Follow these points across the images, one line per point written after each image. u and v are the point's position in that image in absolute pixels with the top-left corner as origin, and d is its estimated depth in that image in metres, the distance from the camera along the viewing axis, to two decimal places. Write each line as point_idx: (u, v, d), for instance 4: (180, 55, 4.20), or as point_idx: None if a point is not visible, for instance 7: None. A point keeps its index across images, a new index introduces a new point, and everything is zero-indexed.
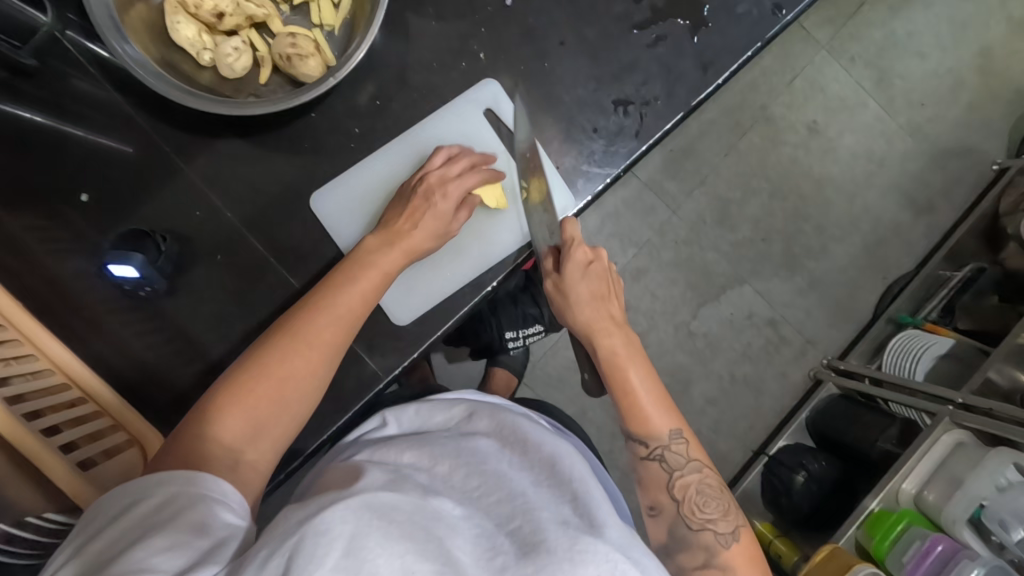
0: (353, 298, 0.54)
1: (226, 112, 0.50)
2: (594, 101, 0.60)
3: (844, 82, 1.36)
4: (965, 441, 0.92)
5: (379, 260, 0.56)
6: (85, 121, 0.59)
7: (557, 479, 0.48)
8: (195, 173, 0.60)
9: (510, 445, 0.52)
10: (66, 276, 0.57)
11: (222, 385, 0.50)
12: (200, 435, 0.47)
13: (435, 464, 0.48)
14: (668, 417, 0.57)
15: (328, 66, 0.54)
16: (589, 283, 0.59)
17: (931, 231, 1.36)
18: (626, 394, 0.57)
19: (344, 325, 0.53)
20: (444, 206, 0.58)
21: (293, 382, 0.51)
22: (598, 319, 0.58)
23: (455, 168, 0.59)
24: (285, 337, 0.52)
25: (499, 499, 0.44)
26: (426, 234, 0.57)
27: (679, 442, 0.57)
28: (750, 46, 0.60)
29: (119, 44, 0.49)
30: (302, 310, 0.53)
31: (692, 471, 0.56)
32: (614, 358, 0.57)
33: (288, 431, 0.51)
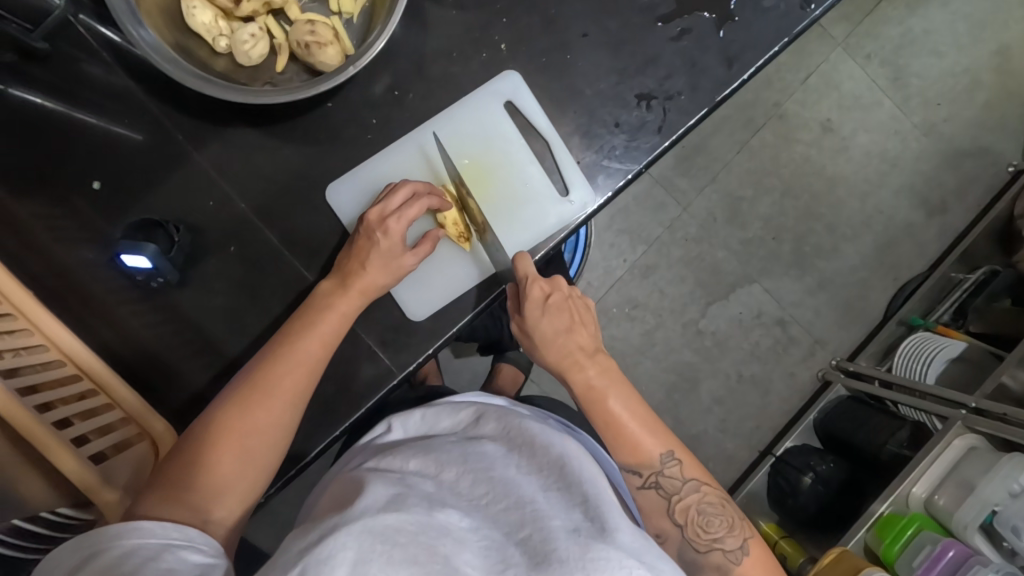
0: (317, 340, 0.52)
1: (243, 101, 0.49)
2: (616, 95, 0.59)
3: (859, 80, 1.35)
4: (978, 446, 0.92)
5: (338, 302, 0.54)
6: (98, 108, 0.58)
7: (566, 482, 0.47)
8: (207, 161, 0.59)
9: (517, 446, 0.52)
10: (74, 264, 0.56)
11: (179, 449, 0.48)
12: (157, 500, 0.45)
13: (441, 471, 0.48)
14: (659, 439, 0.55)
15: (347, 54, 0.53)
16: (550, 319, 0.57)
17: (944, 233, 1.34)
18: (610, 424, 0.55)
19: (305, 371, 0.52)
20: (393, 242, 0.56)
21: (253, 435, 0.49)
22: (563, 356, 0.57)
23: (394, 202, 0.57)
24: (246, 387, 0.50)
25: (507, 507, 0.44)
26: (378, 272, 0.55)
27: (673, 465, 0.55)
28: (777, 41, 0.59)
29: (134, 28, 0.47)
30: (261, 361, 0.51)
31: (691, 491, 0.55)
32: (588, 393, 0.56)
33: (256, 483, 0.50)
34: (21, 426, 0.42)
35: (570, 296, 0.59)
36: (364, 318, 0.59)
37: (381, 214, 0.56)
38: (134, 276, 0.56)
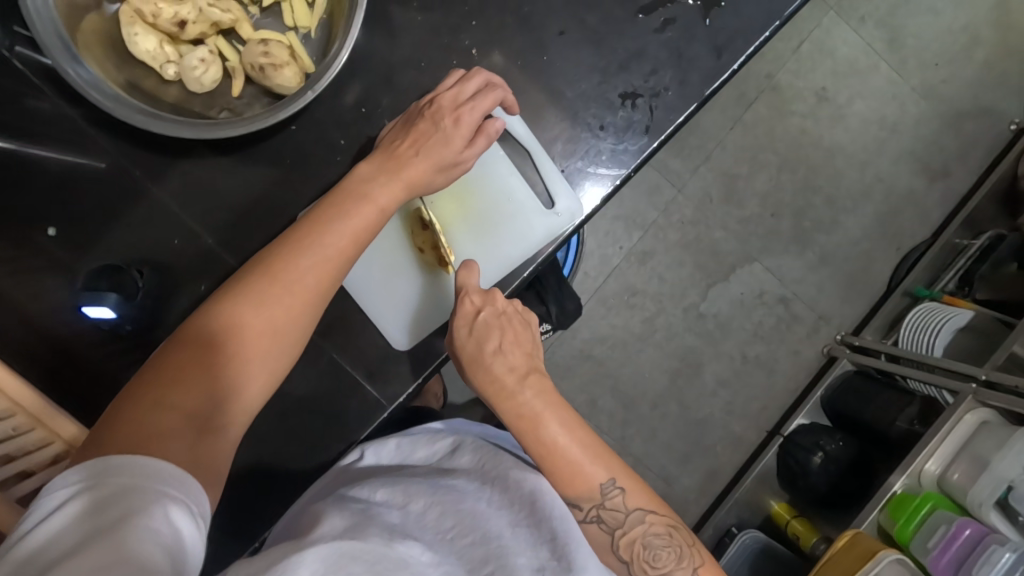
0: (345, 241, 0.50)
1: (197, 135, 0.46)
2: (599, 95, 0.55)
3: (854, 44, 1.30)
4: (990, 420, 0.90)
5: (376, 194, 0.51)
6: (47, 141, 0.54)
7: (536, 518, 0.48)
8: (167, 191, 0.56)
9: (491, 479, 0.51)
10: (40, 312, 0.53)
11: (188, 334, 0.45)
12: (160, 396, 0.42)
13: (409, 502, 0.48)
14: (602, 467, 0.51)
15: (306, 73, 0.50)
16: (480, 339, 0.53)
17: (947, 198, 1.31)
18: (548, 453, 0.51)
19: (329, 272, 0.49)
20: (454, 135, 0.52)
21: (269, 334, 0.47)
22: (491, 380, 0.53)
23: (469, 88, 0.53)
24: (257, 279, 0.47)
25: (472, 542, 0.45)
26: (426, 166, 0.52)
27: (614, 495, 0.51)
28: (768, 26, 0.55)
29: (71, 66, 0.44)
30: (282, 252, 0.48)
31: (635, 523, 0.51)
32: (519, 422, 0.52)
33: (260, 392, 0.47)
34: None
35: (506, 313, 0.55)
36: (348, 350, 0.57)
37: (455, 99, 0.52)
38: (100, 324, 0.53)
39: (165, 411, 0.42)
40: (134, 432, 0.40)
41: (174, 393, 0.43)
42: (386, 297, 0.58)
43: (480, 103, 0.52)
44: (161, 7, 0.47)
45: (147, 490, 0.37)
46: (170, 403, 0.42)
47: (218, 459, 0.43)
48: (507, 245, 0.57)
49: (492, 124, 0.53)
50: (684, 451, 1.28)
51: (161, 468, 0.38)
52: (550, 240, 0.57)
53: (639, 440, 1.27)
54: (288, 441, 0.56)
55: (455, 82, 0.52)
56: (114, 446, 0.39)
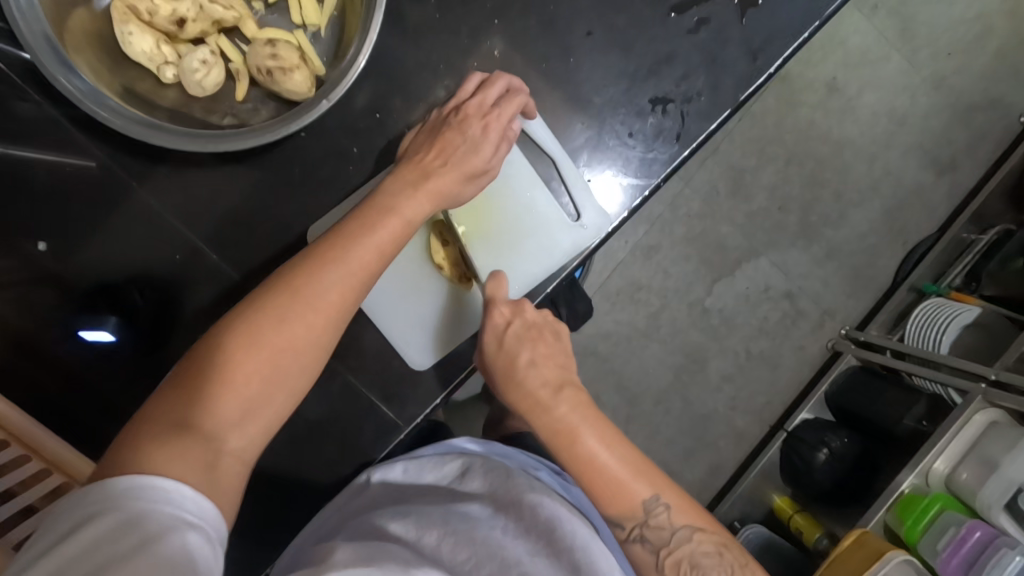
0: (369, 253, 0.47)
1: (204, 148, 0.43)
2: (628, 101, 0.53)
3: (866, 33, 1.27)
4: (999, 421, 0.89)
5: (401, 205, 0.48)
6: (31, 146, 0.50)
7: (555, 547, 0.46)
8: (157, 197, 0.53)
9: (504, 506, 0.50)
10: (29, 327, 0.48)
11: (207, 350, 0.43)
12: (177, 415, 0.41)
13: (421, 535, 0.46)
14: (642, 480, 0.48)
15: (317, 76, 0.46)
16: (509, 351, 0.51)
17: (955, 192, 1.29)
18: (586, 470, 0.48)
19: (351, 286, 0.46)
20: (483, 144, 0.50)
21: (289, 352, 0.44)
22: (524, 397, 0.51)
23: (495, 94, 0.50)
24: (276, 294, 0.44)
25: (491, 573, 0.43)
26: (452, 175, 0.49)
27: (658, 512, 0.48)
28: (807, 27, 0.52)
29: (65, 76, 0.41)
30: (304, 264, 0.46)
31: (682, 542, 0.48)
32: (556, 437, 0.49)
33: (280, 411, 0.44)
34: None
35: (537, 325, 0.53)
36: (362, 369, 0.54)
37: (481, 107, 0.50)
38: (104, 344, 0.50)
39: (179, 431, 0.40)
40: (146, 453, 0.38)
41: (190, 411, 0.41)
42: (403, 316, 0.55)
43: (507, 111, 0.50)
44: (159, 5, 0.44)
45: (158, 517, 0.36)
46: (185, 422, 0.40)
47: (230, 483, 0.41)
48: (533, 257, 0.54)
49: (515, 124, 0.50)
50: (687, 446, 1.28)
51: (178, 491, 0.37)
52: (570, 257, 0.55)
53: (642, 436, 1.27)
54: (300, 465, 0.54)
55: (485, 87, 0.50)
56: (125, 467, 0.37)
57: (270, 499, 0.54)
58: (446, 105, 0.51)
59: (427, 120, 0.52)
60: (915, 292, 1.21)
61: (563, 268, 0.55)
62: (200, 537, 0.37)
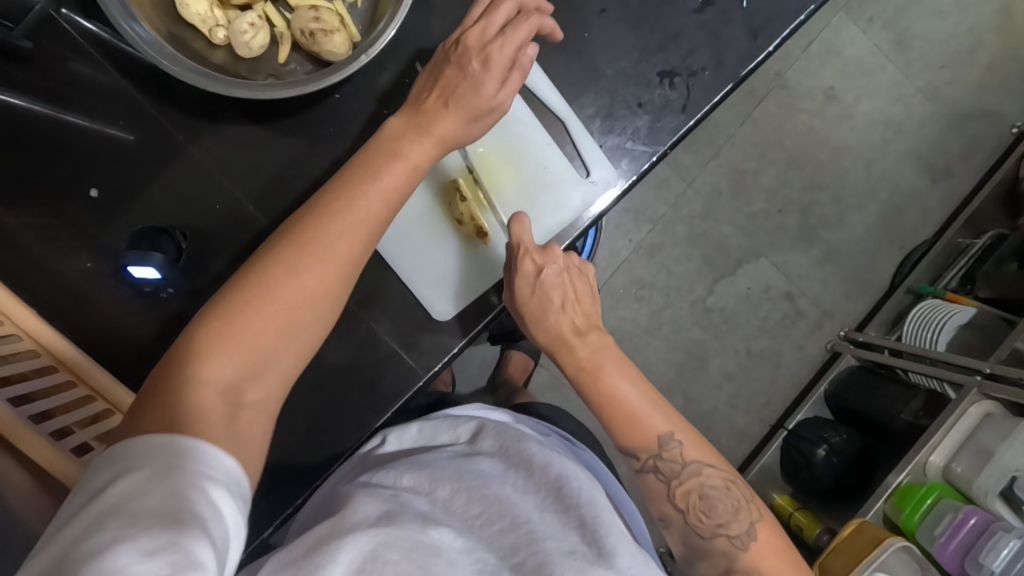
0: (373, 205, 0.49)
1: (249, 96, 0.46)
2: (637, 74, 0.56)
3: (862, 45, 1.32)
4: (994, 412, 0.92)
5: (408, 150, 0.51)
6: (88, 110, 0.54)
7: (563, 504, 0.49)
8: (204, 155, 0.56)
9: (515, 464, 0.52)
10: (76, 280, 0.54)
11: (217, 309, 0.44)
12: (193, 372, 0.42)
13: (434, 489, 0.49)
14: (660, 417, 0.53)
15: (353, 41, 0.50)
16: (541, 295, 0.55)
17: (950, 198, 1.33)
18: (608, 403, 0.54)
19: (358, 237, 0.48)
20: (484, 79, 0.51)
21: (301, 305, 0.46)
22: (553, 336, 0.56)
23: (496, 20, 0.51)
24: (285, 253, 0.46)
25: (501, 529, 0.46)
26: (458, 114, 0.52)
27: (671, 448, 0.53)
28: (804, 10, 0.56)
29: (128, 24, 0.45)
30: (312, 222, 0.48)
31: (692, 474, 0.53)
32: (581, 373, 0.55)
33: (296, 358, 0.47)
34: (15, 438, 0.39)
35: (567, 269, 0.56)
36: (383, 319, 0.57)
37: (482, 40, 0.51)
38: (141, 287, 0.54)
39: (198, 389, 0.41)
40: (163, 416, 0.39)
41: (206, 368, 0.42)
42: (425, 271, 0.59)
43: (516, 39, 0.51)
44: None
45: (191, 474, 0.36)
46: (204, 380, 0.42)
47: (255, 429, 0.43)
48: (545, 214, 0.59)
49: (527, 53, 0.51)
50: None
51: (201, 448, 0.38)
52: (579, 216, 0.59)
53: None
54: (322, 411, 0.57)
55: (486, 19, 0.51)
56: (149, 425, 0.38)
57: (296, 445, 0.56)
58: (450, 38, 0.53)
59: (433, 57, 0.54)
60: (911, 292, 1.24)
61: (573, 225, 0.59)
62: (223, 492, 0.37)
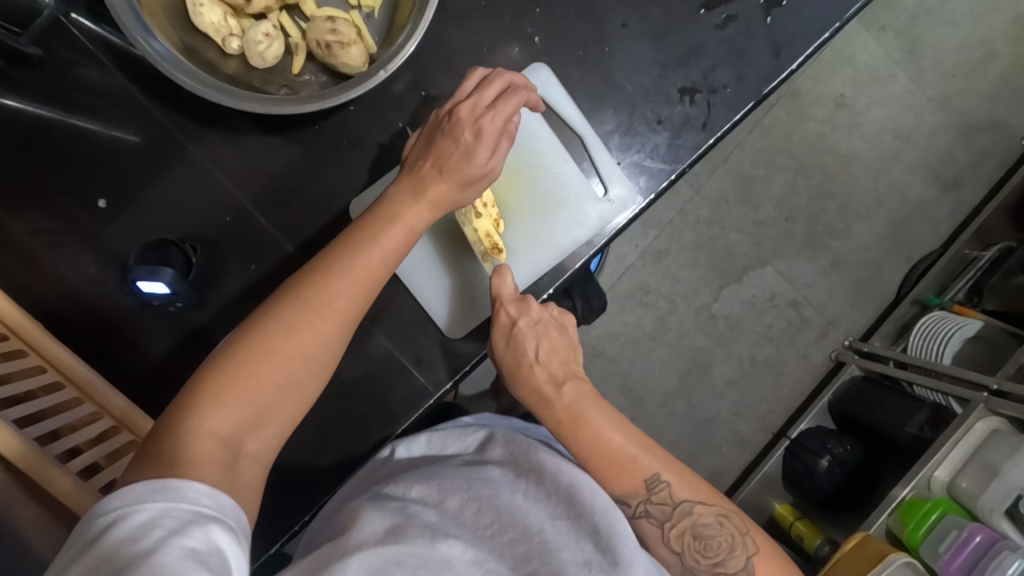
0: (376, 262, 0.48)
1: (262, 110, 0.45)
2: (658, 89, 0.55)
3: (874, 53, 1.31)
4: (1001, 428, 0.91)
5: (406, 214, 0.50)
6: (94, 113, 0.54)
7: (574, 512, 0.47)
8: (213, 163, 0.55)
9: (524, 473, 0.50)
10: (81, 289, 0.53)
11: (218, 361, 0.43)
12: (193, 424, 0.41)
13: (444, 499, 0.48)
14: (647, 459, 0.52)
15: (370, 53, 0.49)
16: (517, 347, 0.54)
17: (958, 210, 1.32)
18: (592, 452, 0.53)
19: (360, 293, 0.48)
20: (478, 150, 0.50)
21: (302, 358, 0.45)
22: (530, 389, 0.55)
23: (489, 94, 0.51)
24: (288, 305, 0.45)
25: (514, 538, 0.44)
26: (453, 180, 0.51)
27: (659, 489, 0.52)
28: (828, 27, 0.55)
29: (140, 33, 0.44)
30: (314, 274, 0.47)
31: (684, 514, 0.52)
32: (560, 426, 0.54)
33: (294, 413, 0.46)
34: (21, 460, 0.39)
35: (541, 320, 0.55)
36: (394, 335, 0.57)
37: (474, 111, 0.51)
38: (149, 301, 0.53)
39: (201, 439, 0.40)
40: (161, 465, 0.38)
41: (207, 419, 0.41)
42: (435, 287, 0.58)
43: (505, 113, 0.51)
44: None
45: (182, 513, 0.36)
46: (205, 431, 0.41)
47: (251, 483, 0.43)
48: (561, 231, 0.58)
49: (516, 122, 0.52)
50: (689, 449, 1.29)
51: (193, 488, 0.37)
52: (595, 235, 0.57)
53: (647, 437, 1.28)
54: (333, 426, 0.56)
55: (479, 91, 0.51)
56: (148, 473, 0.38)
57: (306, 460, 0.56)
58: (442, 109, 0.52)
59: (426, 123, 0.53)
60: (918, 304, 1.23)
61: (587, 243, 0.58)
62: (225, 530, 0.36)
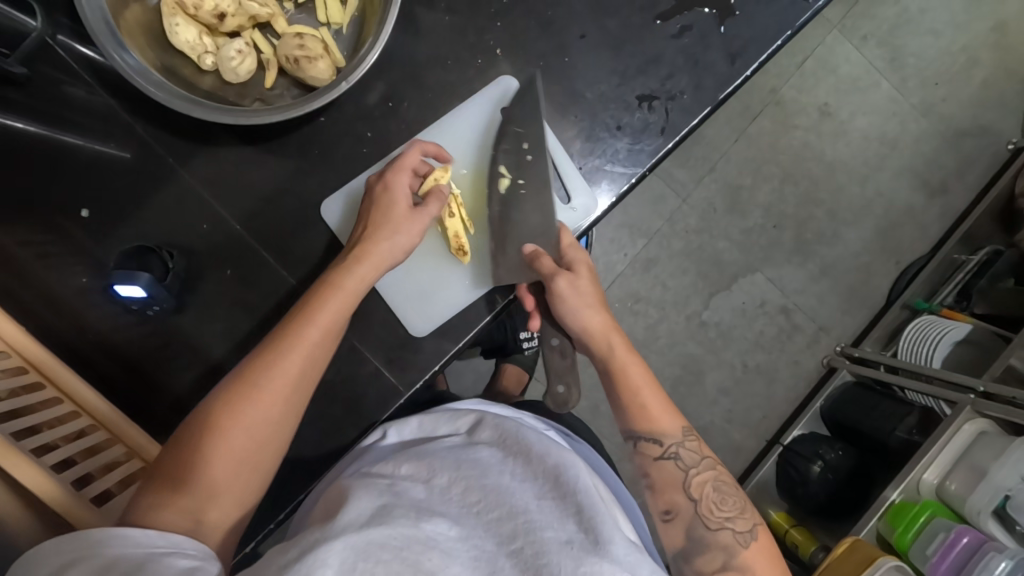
0: (335, 317, 0.52)
1: (232, 121, 0.48)
2: (617, 96, 0.58)
3: (856, 62, 1.33)
4: (988, 430, 0.91)
5: (347, 281, 0.53)
6: (82, 129, 0.56)
7: (561, 491, 0.48)
8: (194, 177, 0.57)
9: (513, 453, 0.53)
10: (67, 297, 0.55)
11: (179, 443, 0.47)
12: (153, 503, 0.44)
13: (432, 476, 0.49)
14: (677, 415, 0.58)
15: (337, 66, 0.52)
16: (590, 284, 0.58)
17: (946, 215, 1.33)
18: (638, 392, 0.58)
19: (309, 366, 0.51)
20: (397, 198, 0.55)
21: (256, 433, 0.48)
22: (597, 322, 0.58)
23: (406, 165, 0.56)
24: (240, 387, 0.49)
25: (499, 517, 0.45)
26: (388, 241, 0.54)
27: (692, 439, 0.58)
28: (780, 35, 0.58)
29: (117, 53, 0.47)
30: (267, 352, 0.50)
31: (707, 468, 0.57)
32: (625, 356, 0.58)
33: (253, 480, 0.49)
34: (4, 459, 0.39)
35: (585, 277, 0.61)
36: (366, 337, 0.59)
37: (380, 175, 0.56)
38: (129, 305, 0.55)
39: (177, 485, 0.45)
40: None
41: (168, 500, 0.45)
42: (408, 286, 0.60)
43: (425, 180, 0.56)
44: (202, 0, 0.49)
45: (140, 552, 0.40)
46: (180, 477, 0.46)
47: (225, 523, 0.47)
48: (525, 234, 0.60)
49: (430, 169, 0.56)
50: None
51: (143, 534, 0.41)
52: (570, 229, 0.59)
53: None
54: (305, 425, 0.57)
55: (394, 161, 0.56)
56: None
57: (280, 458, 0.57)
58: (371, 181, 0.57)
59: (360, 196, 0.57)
60: (908, 308, 1.24)
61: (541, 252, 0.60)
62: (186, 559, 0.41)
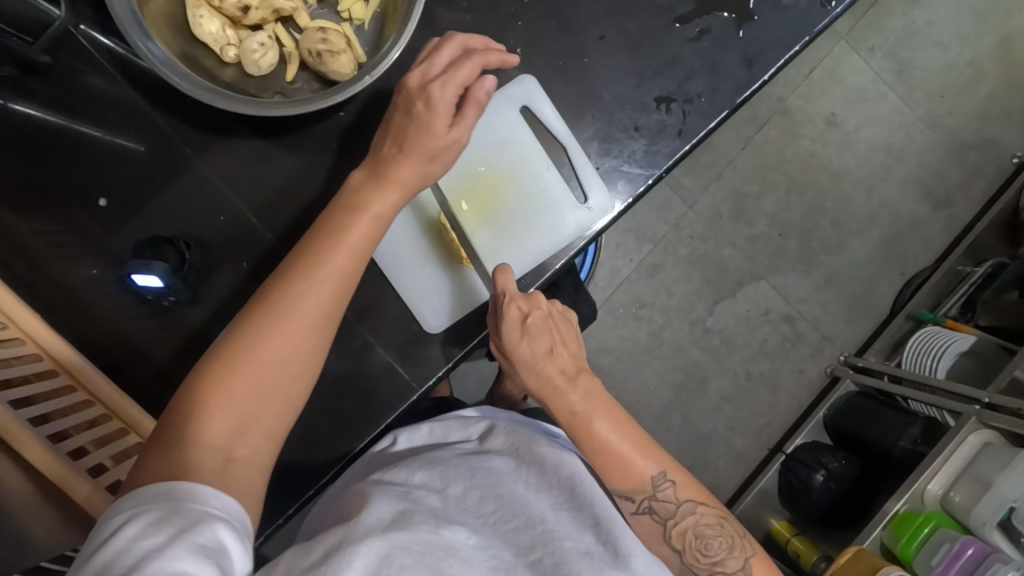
0: (356, 241, 0.51)
1: (255, 113, 0.49)
2: (635, 98, 0.59)
3: (863, 74, 1.34)
4: (993, 442, 0.91)
5: (370, 202, 0.52)
6: (100, 121, 0.56)
7: (577, 503, 0.49)
8: (211, 169, 0.57)
9: (526, 463, 0.52)
10: (83, 287, 0.55)
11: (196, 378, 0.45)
12: (187, 433, 0.43)
13: (447, 486, 0.48)
14: (649, 463, 0.55)
15: (359, 62, 0.53)
16: (529, 341, 0.57)
17: (950, 226, 1.34)
18: (600, 450, 0.56)
19: (337, 291, 0.50)
20: (436, 119, 0.51)
21: (278, 368, 0.47)
22: (543, 381, 0.58)
23: (439, 62, 0.52)
24: (261, 316, 0.47)
25: (517, 527, 0.45)
26: (413, 161, 0.52)
27: (665, 487, 0.55)
28: (798, 41, 0.59)
29: (141, 41, 0.47)
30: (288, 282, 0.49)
31: (687, 514, 0.55)
32: (574, 417, 0.56)
33: (285, 414, 0.48)
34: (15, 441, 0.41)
35: (550, 314, 0.59)
36: (379, 331, 0.59)
37: (424, 75, 0.52)
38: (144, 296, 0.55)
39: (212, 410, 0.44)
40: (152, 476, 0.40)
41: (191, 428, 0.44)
42: (422, 285, 0.60)
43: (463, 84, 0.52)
44: None
45: (190, 514, 0.38)
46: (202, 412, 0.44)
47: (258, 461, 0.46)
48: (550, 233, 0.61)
49: (480, 85, 0.52)
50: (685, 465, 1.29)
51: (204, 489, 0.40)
52: (597, 220, 0.61)
53: None
54: (318, 420, 0.58)
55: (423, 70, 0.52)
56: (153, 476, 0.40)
57: (288, 451, 0.57)
58: (410, 79, 0.52)
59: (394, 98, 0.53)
60: (912, 318, 1.24)
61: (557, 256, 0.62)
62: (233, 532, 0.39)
